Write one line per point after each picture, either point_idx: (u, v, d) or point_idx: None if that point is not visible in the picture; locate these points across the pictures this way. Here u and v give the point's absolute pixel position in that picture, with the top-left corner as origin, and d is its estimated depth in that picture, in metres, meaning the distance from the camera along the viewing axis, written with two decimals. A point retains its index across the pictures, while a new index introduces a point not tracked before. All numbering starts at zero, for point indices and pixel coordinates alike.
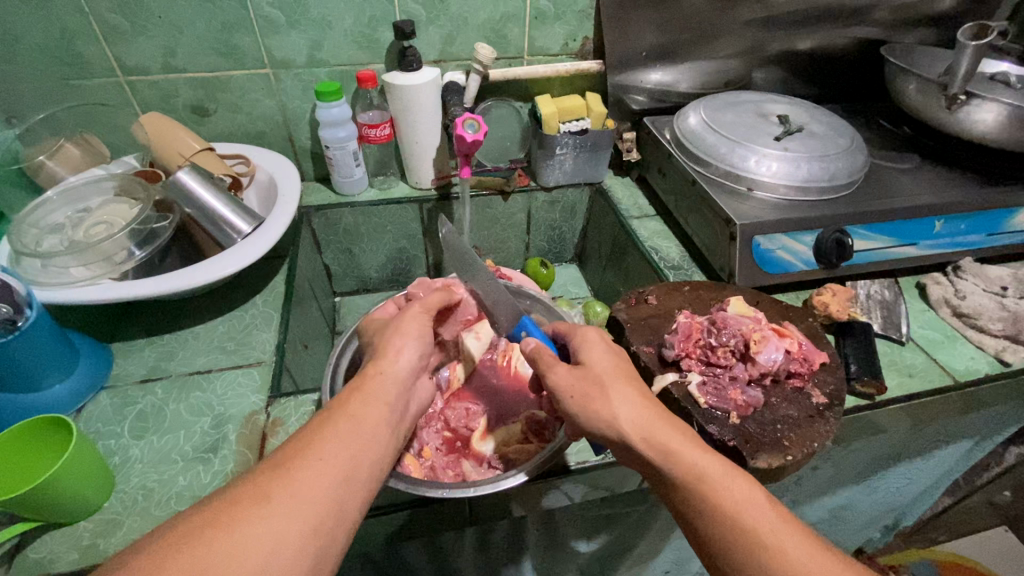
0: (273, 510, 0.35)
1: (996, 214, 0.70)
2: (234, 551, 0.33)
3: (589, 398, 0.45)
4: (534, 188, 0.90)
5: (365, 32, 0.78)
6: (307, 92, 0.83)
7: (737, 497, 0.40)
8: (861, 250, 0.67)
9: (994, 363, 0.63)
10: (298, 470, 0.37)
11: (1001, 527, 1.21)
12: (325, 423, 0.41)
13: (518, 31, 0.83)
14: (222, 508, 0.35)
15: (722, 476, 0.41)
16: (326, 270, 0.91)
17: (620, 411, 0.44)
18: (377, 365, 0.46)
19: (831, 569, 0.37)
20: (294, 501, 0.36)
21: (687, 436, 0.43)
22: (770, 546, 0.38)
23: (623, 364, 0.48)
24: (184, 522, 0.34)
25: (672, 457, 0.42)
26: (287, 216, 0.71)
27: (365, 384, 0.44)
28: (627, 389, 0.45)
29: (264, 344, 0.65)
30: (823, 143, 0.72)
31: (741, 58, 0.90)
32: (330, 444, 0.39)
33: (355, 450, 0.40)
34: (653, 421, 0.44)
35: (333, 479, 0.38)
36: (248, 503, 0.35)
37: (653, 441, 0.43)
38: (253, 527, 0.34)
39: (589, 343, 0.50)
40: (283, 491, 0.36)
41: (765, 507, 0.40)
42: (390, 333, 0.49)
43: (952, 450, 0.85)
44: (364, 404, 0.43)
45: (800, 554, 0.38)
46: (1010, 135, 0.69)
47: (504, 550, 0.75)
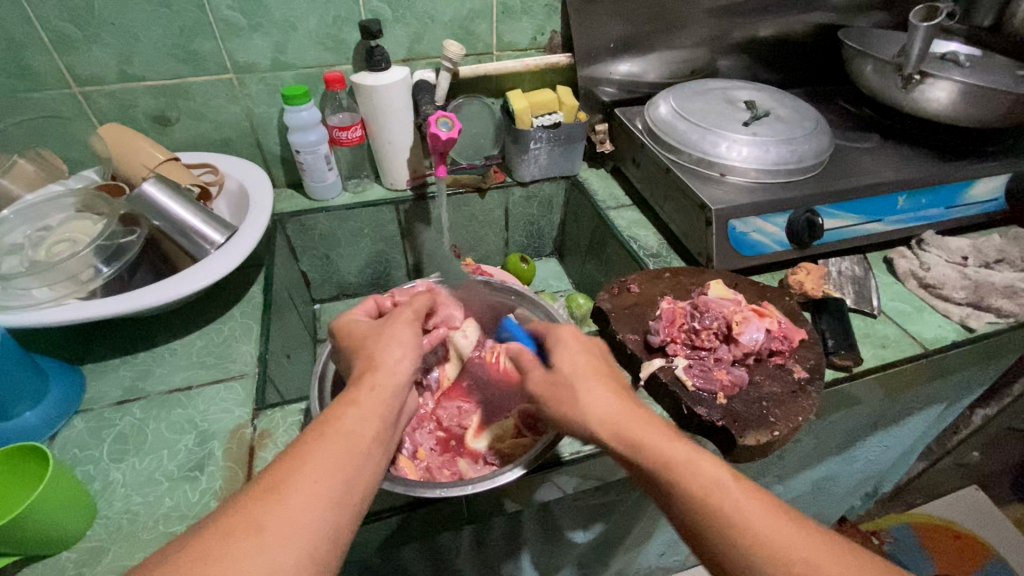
0: (266, 540, 0.34)
1: (955, 187, 0.73)
2: None
3: (560, 399, 0.47)
4: (510, 184, 0.90)
5: (331, 33, 0.77)
6: (274, 96, 0.81)
7: (705, 480, 0.40)
8: (832, 229, 0.70)
9: (960, 330, 0.66)
10: (291, 493, 0.37)
11: (973, 487, 1.26)
12: (318, 442, 0.40)
13: (486, 26, 0.82)
14: (215, 540, 0.34)
15: (686, 462, 0.41)
16: (304, 277, 0.89)
17: (590, 408, 0.45)
18: (373, 377, 0.45)
19: (806, 543, 0.37)
20: (287, 529, 0.35)
21: (657, 427, 0.43)
22: (741, 526, 0.38)
23: (597, 361, 0.49)
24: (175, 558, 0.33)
25: (639, 448, 0.42)
26: (260, 226, 0.69)
27: (360, 397, 0.43)
28: (597, 386, 0.46)
29: (245, 357, 0.64)
30: (790, 126, 0.74)
31: (706, 46, 0.92)
32: (323, 465, 0.38)
33: (350, 470, 0.39)
34: (622, 414, 0.44)
35: (328, 503, 0.37)
36: (240, 533, 0.34)
37: (621, 434, 0.43)
38: (246, 558, 0.33)
39: (564, 343, 0.51)
40: (277, 519, 0.35)
41: (733, 488, 0.40)
42: (385, 342, 0.48)
43: (923, 416, 0.88)
44: (363, 420, 0.42)
45: (772, 529, 0.38)
46: (962, 111, 0.72)
47: (502, 546, 0.75)
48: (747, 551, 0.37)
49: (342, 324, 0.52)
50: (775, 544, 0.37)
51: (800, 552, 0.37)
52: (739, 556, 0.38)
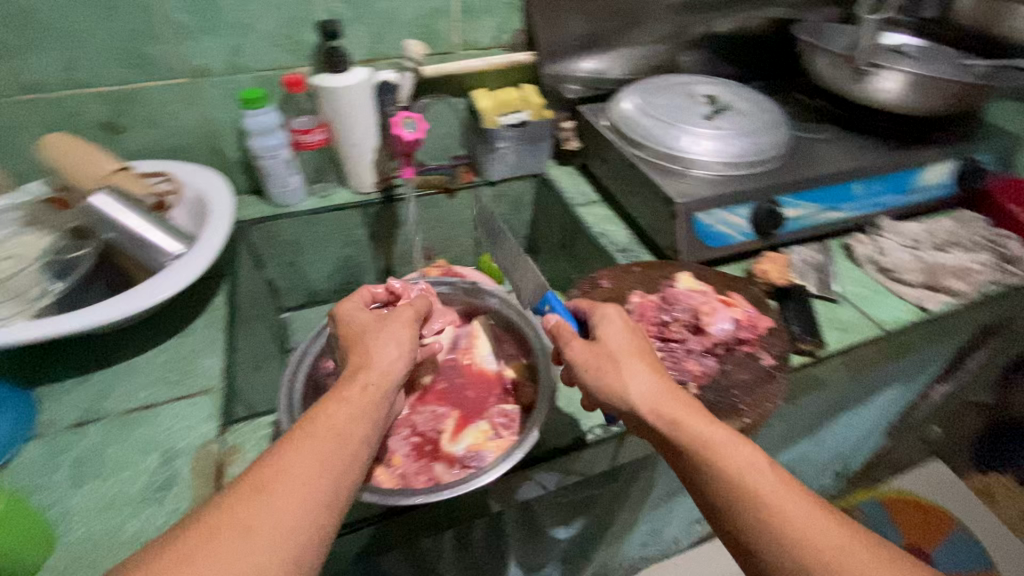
0: (251, 542, 0.34)
1: (906, 173, 0.76)
2: None
3: (602, 373, 0.47)
4: (479, 184, 0.90)
5: (288, 34, 0.75)
6: (231, 100, 0.78)
7: (740, 463, 0.41)
8: (793, 218, 0.72)
9: (915, 311, 0.68)
10: (281, 494, 0.36)
11: (936, 460, 1.32)
12: (311, 441, 0.39)
13: (447, 25, 0.82)
14: (200, 541, 0.33)
15: (723, 443, 0.42)
16: (271, 285, 0.87)
17: (632, 385, 0.46)
18: (366, 376, 0.44)
19: (830, 530, 0.38)
20: (272, 530, 0.34)
21: (693, 408, 0.45)
22: (772, 508, 0.39)
23: (640, 340, 0.50)
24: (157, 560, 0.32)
25: (677, 426, 0.43)
26: (220, 236, 0.67)
27: (352, 395, 0.43)
28: (640, 365, 0.47)
29: (210, 370, 0.62)
30: (749, 120, 0.76)
31: (666, 42, 0.93)
32: (315, 465, 0.38)
33: (337, 471, 0.38)
34: (662, 394, 0.45)
35: (314, 504, 0.36)
36: (227, 534, 0.34)
37: (660, 413, 0.44)
38: (233, 562, 0.33)
39: (610, 319, 0.51)
40: (266, 521, 0.35)
41: (765, 471, 0.41)
42: (378, 339, 0.48)
43: (887, 394, 0.92)
44: (351, 418, 0.41)
45: (798, 512, 0.39)
46: (909, 101, 0.75)
47: (485, 547, 0.75)
48: (773, 531, 0.39)
49: (343, 312, 0.52)
50: (802, 528, 0.38)
51: (822, 536, 0.38)
52: (760, 534, 0.39)
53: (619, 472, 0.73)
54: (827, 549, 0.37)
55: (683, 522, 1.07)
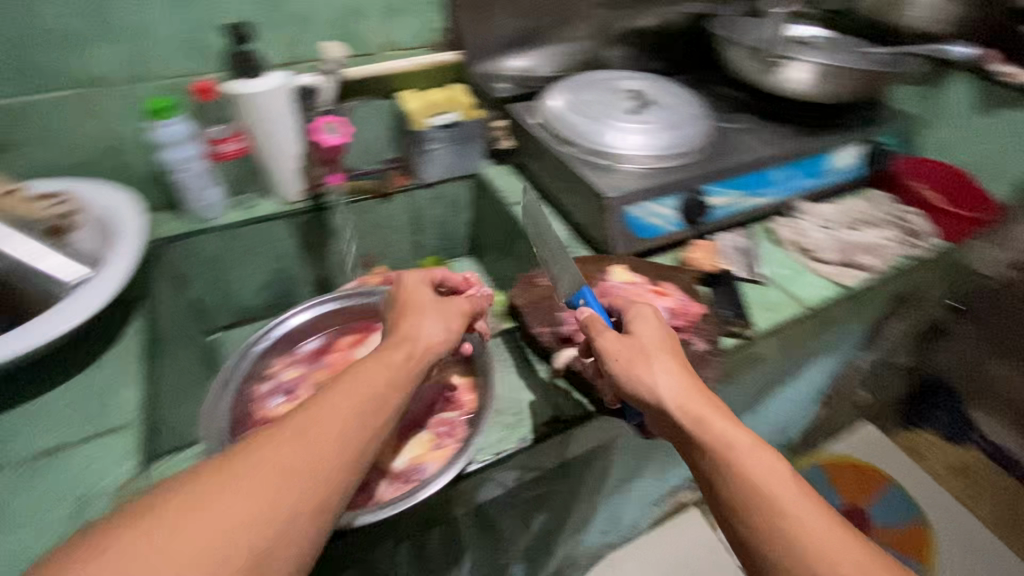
0: (271, 485, 0.37)
1: (819, 158, 0.80)
2: (252, 509, 0.36)
3: (633, 366, 0.50)
4: (414, 186, 0.87)
5: (194, 38, 0.71)
6: (136, 111, 0.73)
7: (760, 466, 0.43)
8: (718, 206, 0.75)
9: (834, 287, 0.73)
10: (324, 437, 0.40)
11: (866, 421, 1.40)
12: (353, 397, 0.43)
13: (367, 25, 0.79)
14: (253, 467, 0.38)
15: (745, 445, 0.44)
16: (196, 305, 0.82)
17: (661, 381, 0.49)
18: (406, 343, 0.49)
19: (842, 540, 0.40)
20: (291, 478, 0.38)
21: (720, 410, 0.47)
22: (787, 512, 0.41)
23: (670, 341, 0.53)
24: (193, 481, 0.36)
25: (703, 424, 0.46)
26: (129, 259, 0.62)
27: (392, 359, 0.47)
28: (669, 364, 0.50)
29: (127, 404, 0.57)
30: (671, 113, 0.78)
31: (591, 38, 0.94)
32: (353, 418, 0.42)
33: (359, 436, 0.42)
34: (689, 393, 0.48)
35: (333, 460, 0.40)
36: (274, 466, 0.38)
37: (687, 409, 0.47)
38: (276, 490, 0.37)
39: (644, 317, 0.55)
40: (308, 460, 0.39)
41: (788, 480, 0.42)
42: (422, 318, 0.52)
43: (817, 366, 0.97)
44: (382, 387, 0.45)
45: (817, 524, 0.40)
46: (817, 90, 0.79)
47: (443, 555, 0.73)
48: (786, 535, 0.40)
49: (408, 281, 0.57)
50: (814, 536, 0.40)
51: (841, 551, 0.39)
52: (775, 542, 0.40)
53: (570, 467, 0.73)
54: (842, 562, 0.38)
55: (640, 506, 1.09)
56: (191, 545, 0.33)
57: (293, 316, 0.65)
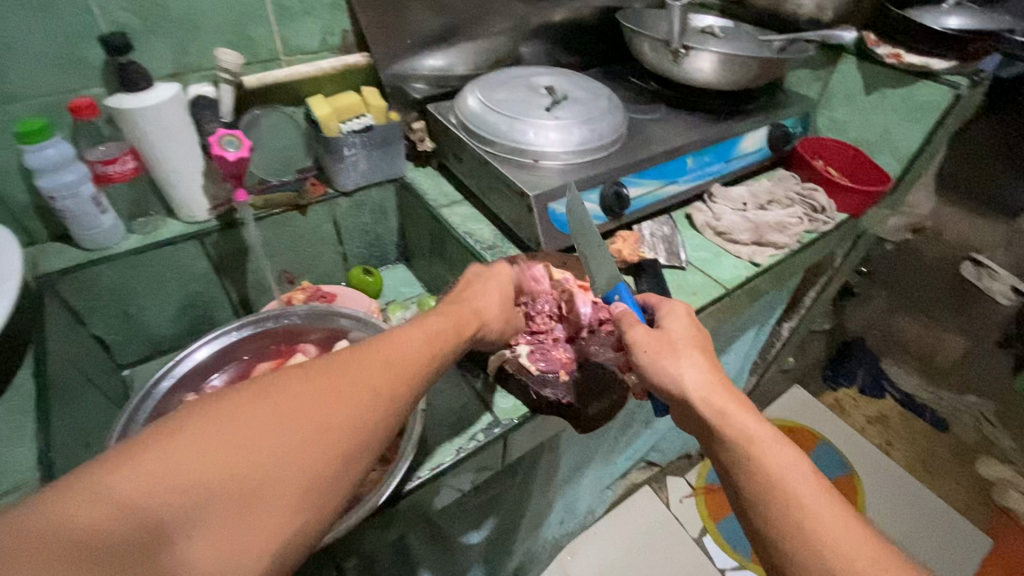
0: (358, 390, 0.37)
1: (728, 144, 0.84)
2: (325, 408, 0.34)
3: (661, 356, 0.50)
4: (333, 195, 0.84)
5: (64, 50, 0.64)
6: (1, 134, 0.65)
7: (781, 460, 0.41)
8: (638, 196, 0.76)
9: (749, 266, 0.76)
10: (388, 358, 0.40)
11: (795, 385, 1.53)
12: (415, 333, 0.44)
13: (265, 29, 0.75)
14: (328, 370, 0.36)
15: (767, 437, 0.42)
16: (98, 342, 0.74)
17: (687, 373, 0.48)
18: (468, 310, 0.51)
19: (858, 540, 0.37)
20: (359, 391, 0.37)
21: (746, 405, 0.45)
22: (805, 508, 0.38)
23: (703, 338, 0.52)
24: (283, 372, 0.35)
25: (724, 417, 0.44)
26: (8, 300, 0.55)
27: (453, 316, 0.49)
28: (696, 359, 0.49)
29: (19, 463, 0.51)
30: (587, 107, 0.79)
31: (505, 35, 0.94)
32: (413, 348, 0.42)
33: (431, 365, 0.43)
34: (715, 385, 0.47)
35: (412, 379, 0.40)
36: (343, 374, 0.37)
37: (710, 402, 0.45)
38: (343, 395, 0.36)
39: (676, 313, 0.54)
40: (374, 373, 0.38)
41: (808, 476, 0.40)
42: (486, 296, 0.55)
43: (744, 340, 1.03)
44: (448, 332, 0.47)
45: (835, 521, 0.37)
46: (722, 78, 0.83)
47: (395, 573, 0.72)
48: (801, 530, 0.37)
49: (501, 271, 0.59)
50: (827, 532, 0.37)
51: (858, 548, 0.36)
52: (792, 540, 0.37)
53: (516, 466, 0.73)
54: (863, 563, 0.35)
55: (594, 492, 1.12)
56: (291, 432, 0.33)
57: (197, 350, 0.61)
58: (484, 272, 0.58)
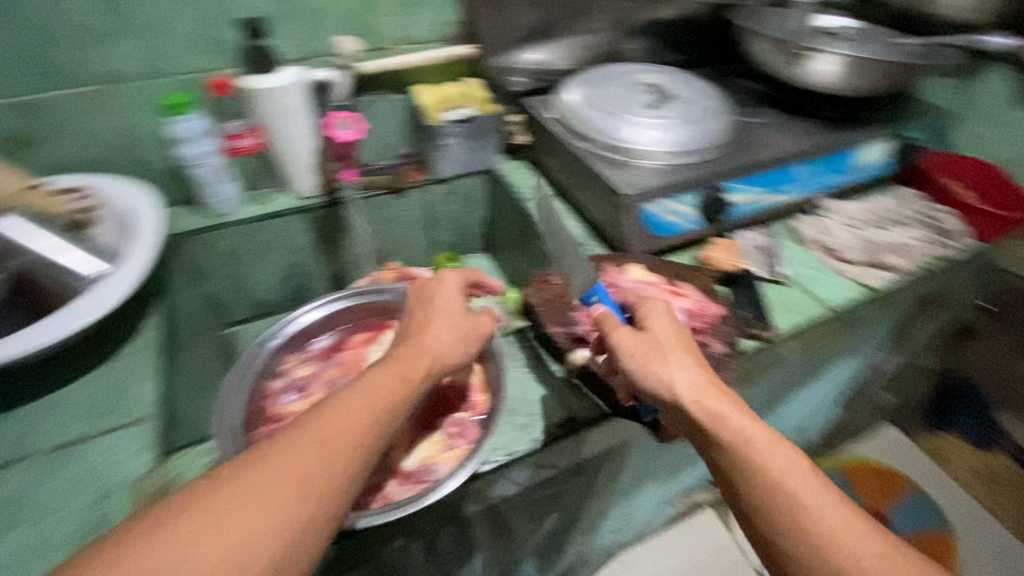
0: (289, 480, 0.38)
1: (845, 154, 0.77)
2: (247, 511, 0.36)
3: (650, 363, 0.50)
4: (428, 182, 0.87)
5: (210, 33, 0.71)
6: (153, 106, 0.73)
7: (778, 459, 0.44)
8: (738, 203, 0.73)
9: (858, 287, 0.70)
10: (317, 437, 0.40)
11: (889, 424, 1.38)
12: (347, 399, 0.43)
13: (382, 19, 0.79)
14: (250, 472, 0.38)
15: (761, 438, 0.45)
16: (213, 300, 0.82)
17: (678, 379, 0.49)
18: (409, 346, 0.50)
19: (853, 527, 0.41)
20: (286, 483, 0.38)
21: (736, 405, 0.47)
22: (802, 502, 0.42)
23: (687, 338, 0.53)
24: (210, 482, 0.37)
25: (717, 421, 0.46)
26: (150, 252, 0.63)
27: (392, 360, 0.48)
28: (687, 362, 0.50)
29: (146, 396, 0.58)
30: (690, 107, 0.76)
31: (609, 30, 0.92)
32: (347, 415, 0.42)
33: (373, 431, 0.43)
34: (706, 389, 0.48)
35: (350, 453, 0.41)
36: (268, 470, 0.38)
37: (703, 405, 0.47)
38: (266, 492, 0.37)
39: (658, 316, 0.54)
40: (300, 461, 0.39)
41: (804, 471, 0.44)
42: (440, 327, 0.52)
43: (839, 368, 0.95)
44: (393, 384, 0.46)
45: (828, 511, 0.42)
46: (846, 82, 0.76)
47: (454, 553, 0.74)
48: (799, 522, 0.42)
49: (446, 280, 0.56)
50: (825, 524, 0.41)
51: (851, 534, 0.41)
52: (793, 536, 0.42)
53: (582, 467, 0.72)
54: (854, 548, 0.40)
55: (654, 505, 1.08)
56: (222, 540, 0.35)
57: (304, 314, 0.65)
58: (429, 289, 0.56)
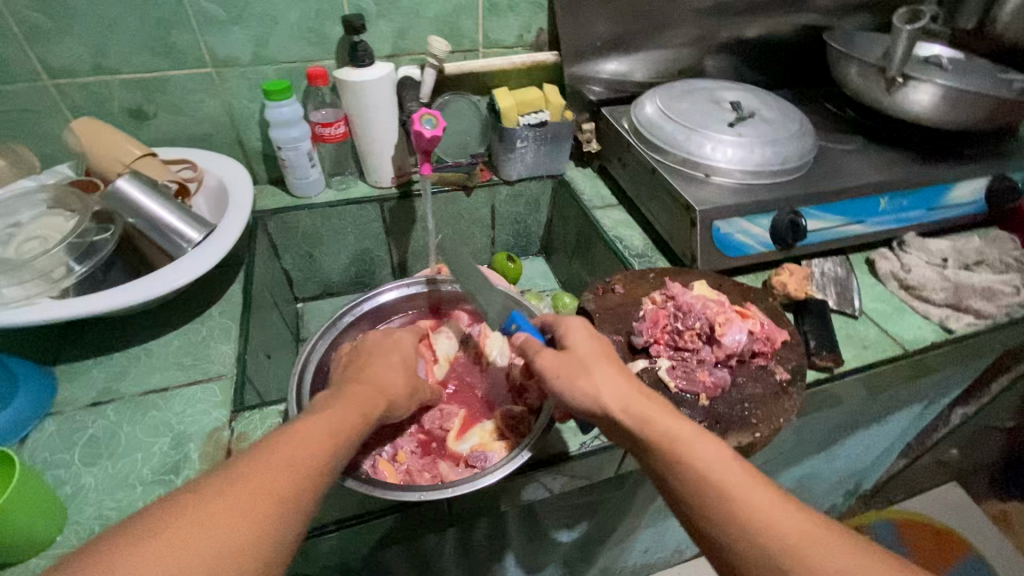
0: (257, 500, 0.35)
1: (936, 190, 0.74)
2: (200, 542, 0.33)
3: (574, 377, 0.48)
4: (497, 182, 0.89)
5: (313, 26, 0.76)
6: (255, 91, 0.79)
7: (708, 454, 0.42)
8: (815, 230, 0.70)
9: (939, 330, 0.67)
10: (280, 461, 0.38)
11: (953, 483, 1.29)
12: (306, 424, 0.41)
13: (472, 22, 0.82)
14: (205, 502, 0.34)
15: (690, 437, 0.43)
16: (286, 276, 0.88)
17: (604, 388, 0.46)
18: (370, 381, 0.49)
19: (792, 515, 0.39)
20: (245, 512, 0.35)
21: (664, 408, 0.46)
22: (738, 496, 0.40)
23: (607, 347, 0.51)
24: (162, 510, 0.34)
25: (648, 425, 0.44)
26: (240, 221, 0.68)
27: (350, 391, 0.47)
28: (610, 371, 0.48)
29: (224, 357, 0.62)
30: (774, 128, 0.75)
31: (693, 46, 0.91)
32: (308, 438, 0.40)
33: (338, 452, 0.41)
34: (632, 394, 0.46)
35: (315, 475, 0.39)
36: (225, 500, 0.35)
37: (630, 411, 0.45)
38: (222, 522, 0.34)
39: (574, 330, 0.52)
40: (262, 489, 0.36)
41: (732, 462, 0.42)
42: (393, 369, 0.52)
43: (905, 414, 0.90)
44: (350, 409, 0.45)
45: (761, 500, 0.40)
46: (944, 114, 0.72)
47: (486, 547, 0.75)
48: (738, 518, 0.39)
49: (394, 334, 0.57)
50: (762, 515, 0.39)
51: (786, 522, 0.39)
52: (733, 536, 0.39)
53: (624, 479, 0.72)
54: (793, 538, 0.38)
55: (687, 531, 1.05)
56: (182, 565, 0.32)
57: (383, 294, 0.69)
58: (377, 342, 0.55)
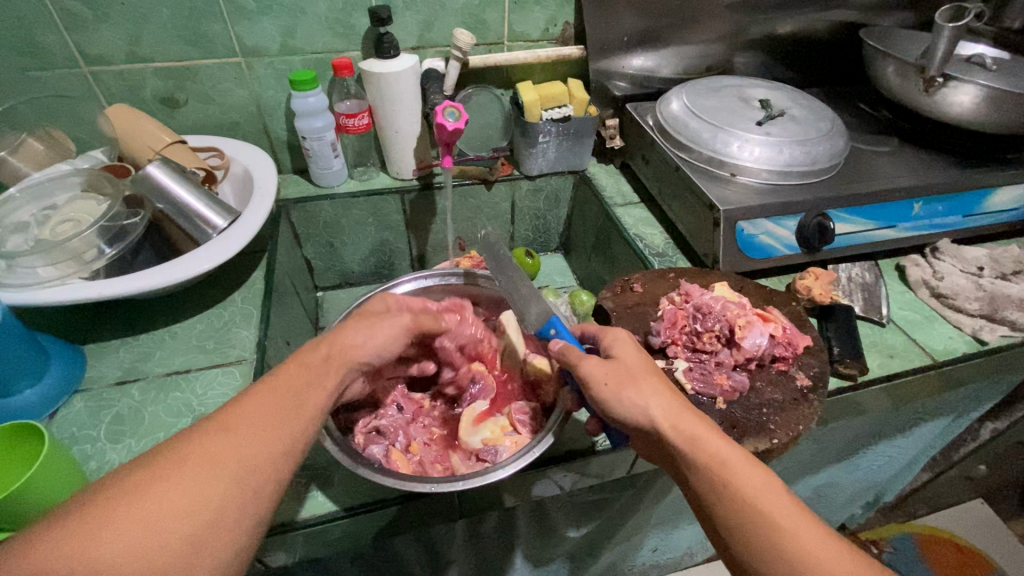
0: (212, 471, 0.36)
1: (974, 196, 0.71)
2: (166, 501, 0.34)
3: (621, 385, 0.46)
4: (517, 177, 0.89)
5: (340, 18, 0.76)
6: (282, 81, 0.80)
7: (757, 483, 0.41)
8: (843, 234, 0.68)
9: (971, 342, 0.64)
10: (240, 425, 0.39)
11: (980, 500, 1.25)
12: (261, 392, 0.42)
13: (498, 15, 0.81)
14: (169, 466, 0.36)
15: (740, 463, 0.42)
16: (307, 264, 0.89)
17: (653, 401, 0.45)
18: (331, 344, 0.47)
19: (842, 555, 0.39)
20: (209, 470, 0.36)
21: (711, 427, 0.45)
22: (786, 529, 0.39)
23: (651, 359, 0.49)
24: (118, 483, 0.34)
25: (698, 445, 0.43)
26: (263, 212, 0.68)
27: (313, 359, 0.46)
28: (656, 383, 0.46)
29: (244, 342, 0.63)
30: (804, 127, 0.72)
31: (722, 42, 0.89)
32: (265, 404, 0.41)
33: (286, 442, 0.40)
34: (682, 411, 0.45)
35: (270, 450, 0.39)
36: (195, 464, 0.36)
37: (680, 428, 0.44)
38: (185, 484, 0.35)
39: (622, 342, 0.50)
40: (224, 447, 0.38)
41: (781, 494, 0.41)
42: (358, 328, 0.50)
43: (930, 427, 0.87)
44: (292, 384, 0.43)
45: (808, 535, 0.39)
46: (986, 116, 0.69)
47: (496, 540, 0.75)
48: (785, 552, 0.39)
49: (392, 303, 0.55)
50: (812, 554, 0.38)
51: (834, 561, 0.38)
52: (777, 567, 0.39)
53: (635, 480, 0.71)
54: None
55: (698, 535, 1.04)
56: (160, 528, 0.33)
57: (398, 286, 0.69)
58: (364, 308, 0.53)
